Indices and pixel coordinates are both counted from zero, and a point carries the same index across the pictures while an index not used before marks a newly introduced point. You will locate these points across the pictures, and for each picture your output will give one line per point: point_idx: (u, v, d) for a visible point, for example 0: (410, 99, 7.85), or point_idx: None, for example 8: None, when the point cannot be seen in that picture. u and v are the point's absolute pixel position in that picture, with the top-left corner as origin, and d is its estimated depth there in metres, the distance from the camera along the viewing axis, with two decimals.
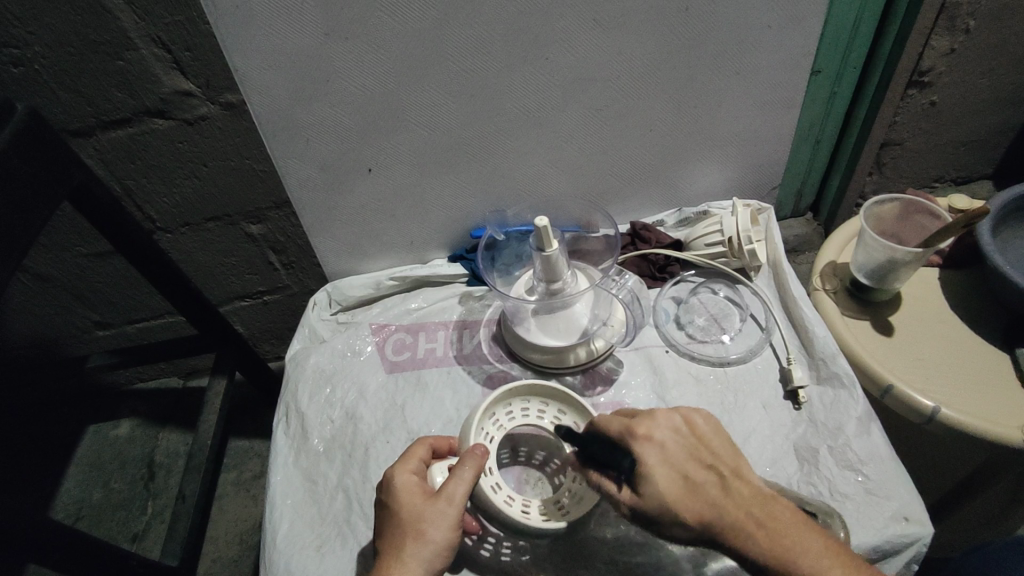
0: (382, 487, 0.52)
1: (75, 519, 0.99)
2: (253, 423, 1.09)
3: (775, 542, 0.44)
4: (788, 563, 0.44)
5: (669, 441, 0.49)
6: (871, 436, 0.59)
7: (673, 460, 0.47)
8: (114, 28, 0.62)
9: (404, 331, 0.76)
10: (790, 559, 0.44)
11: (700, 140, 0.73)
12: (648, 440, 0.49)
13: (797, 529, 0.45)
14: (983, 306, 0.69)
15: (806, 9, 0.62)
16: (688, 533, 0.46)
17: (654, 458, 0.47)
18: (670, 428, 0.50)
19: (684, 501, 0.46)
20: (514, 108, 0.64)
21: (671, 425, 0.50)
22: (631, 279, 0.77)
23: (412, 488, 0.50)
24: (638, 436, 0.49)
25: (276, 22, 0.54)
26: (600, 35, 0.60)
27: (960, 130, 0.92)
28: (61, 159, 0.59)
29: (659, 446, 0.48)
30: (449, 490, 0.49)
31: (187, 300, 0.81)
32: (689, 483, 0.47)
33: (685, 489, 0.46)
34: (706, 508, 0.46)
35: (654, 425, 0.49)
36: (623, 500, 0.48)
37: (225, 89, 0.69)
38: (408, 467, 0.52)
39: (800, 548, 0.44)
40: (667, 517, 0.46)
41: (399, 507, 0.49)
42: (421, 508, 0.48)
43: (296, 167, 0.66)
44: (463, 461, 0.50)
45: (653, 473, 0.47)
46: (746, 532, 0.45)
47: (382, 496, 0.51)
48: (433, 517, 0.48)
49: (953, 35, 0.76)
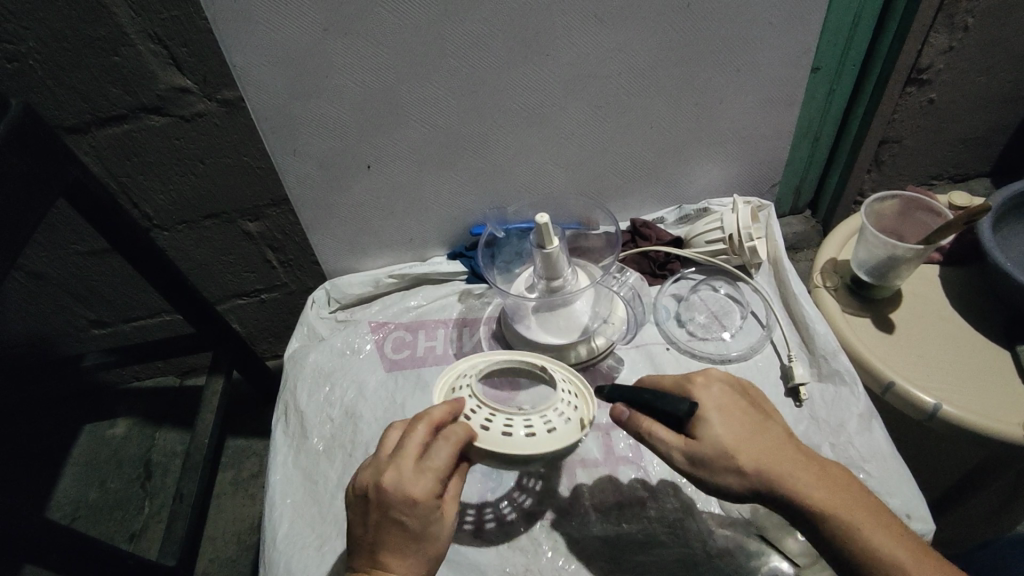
0: (396, 498, 0.45)
1: (71, 519, 0.99)
2: (250, 422, 1.08)
3: (825, 490, 0.44)
4: (842, 517, 0.43)
5: (726, 393, 0.48)
6: (873, 433, 0.59)
7: (730, 408, 0.47)
8: (110, 24, 0.61)
9: (403, 329, 0.76)
10: (842, 509, 0.44)
11: (700, 137, 0.73)
12: (707, 389, 0.48)
13: (846, 490, 0.45)
14: (983, 303, 0.69)
15: (806, 6, 0.62)
16: (743, 478, 0.44)
17: (715, 404, 0.47)
18: (725, 383, 0.50)
19: (743, 445, 0.45)
20: (514, 105, 0.64)
21: (725, 381, 0.50)
22: (631, 276, 0.77)
23: (437, 497, 0.47)
24: (694, 383, 0.49)
25: (274, 17, 0.53)
26: (601, 31, 0.59)
27: (959, 128, 0.92)
28: (55, 154, 0.58)
29: (718, 396, 0.48)
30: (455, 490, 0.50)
31: (183, 297, 0.80)
32: (745, 428, 0.46)
33: (744, 435, 0.46)
34: (761, 450, 0.45)
35: (711, 378, 0.50)
36: (676, 444, 0.46)
37: (222, 86, 0.68)
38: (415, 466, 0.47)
39: (850, 503, 0.44)
40: (724, 462, 0.45)
41: (426, 518, 0.46)
42: (441, 513, 0.47)
43: (295, 163, 0.66)
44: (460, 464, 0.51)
45: (712, 417, 0.46)
46: (801, 477, 0.44)
47: (400, 510, 0.45)
48: (449, 520, 0.48)
49: (951, 32, 0.76)
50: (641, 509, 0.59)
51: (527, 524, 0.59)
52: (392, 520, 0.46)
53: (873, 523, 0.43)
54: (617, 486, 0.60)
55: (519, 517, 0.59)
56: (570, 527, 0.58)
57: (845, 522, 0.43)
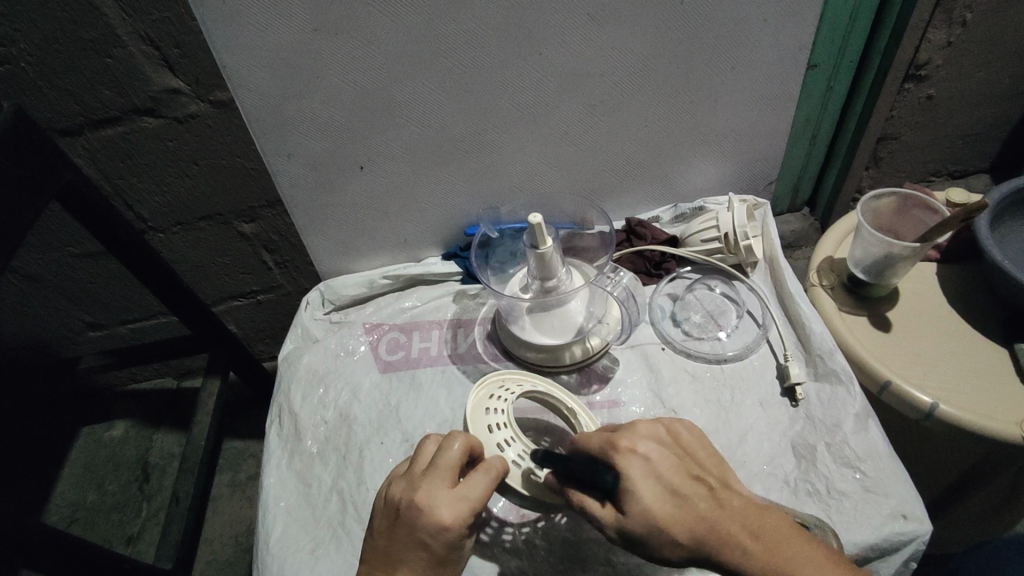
0: (430, 521, 0.47)
1: (69, 522, 0.99)
2: (248, 423, 1.08)
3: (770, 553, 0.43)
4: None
5: (653, 453, 0.48)
6: (870, 433, 0.59)
7: (657, 472, 0.47)
8: (101, 26, 0.61)
9: (398, 330, 0.76)
10: (790, 568, 0.42)
11: (695, 136, 0.73)
12: (631, 452, 0.48)
13: (794, 541, 0.43)
14: (980, 301, 0.69)
15: (802, 2, 0.62)
16: (677, 550, 0.45)
17: (638, 472, 0.46)
18: (653, 440, 0.49)
19: (670, 517, 0.44)
20: (507, 105, 0.64)
21: (652, 438, 0.50)
22: (626, 276, 0.76)
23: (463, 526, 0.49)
24: (618, 449, 0.48)
25: (265, 18, 0.53)
26: (594, 31, 0.59)
27: (958, 125, 0.91)
28: (47, 157, 0.58)
29: (643, 460, 0.47)
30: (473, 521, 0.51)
31: (178, 300, 0.80)
32: (672, 495, 0.46)
33: (671, 502, 0.45)
34: (691, 520, 0.44)
35: (637, 438, 0.49)
36: (607, 520, 0.47)
37: (215, 87, 0.68)
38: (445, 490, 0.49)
39: (798, 559, 0.42)
40: (654, 534, 0.45)
41: (451, 545, 0.48)
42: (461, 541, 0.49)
43: (287, 166, 0.65)
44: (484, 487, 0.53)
45: (634, 488, 0.46)
46: (738, 543, 0.43)
47: (428, 533, 0.47)
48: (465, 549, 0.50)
49: (950, 27, 0.75)
50: None
51: (522, 526, 0.58)
52: (419, 542, 0.47)
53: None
54: None
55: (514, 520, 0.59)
56: (565, 528, 0.58)
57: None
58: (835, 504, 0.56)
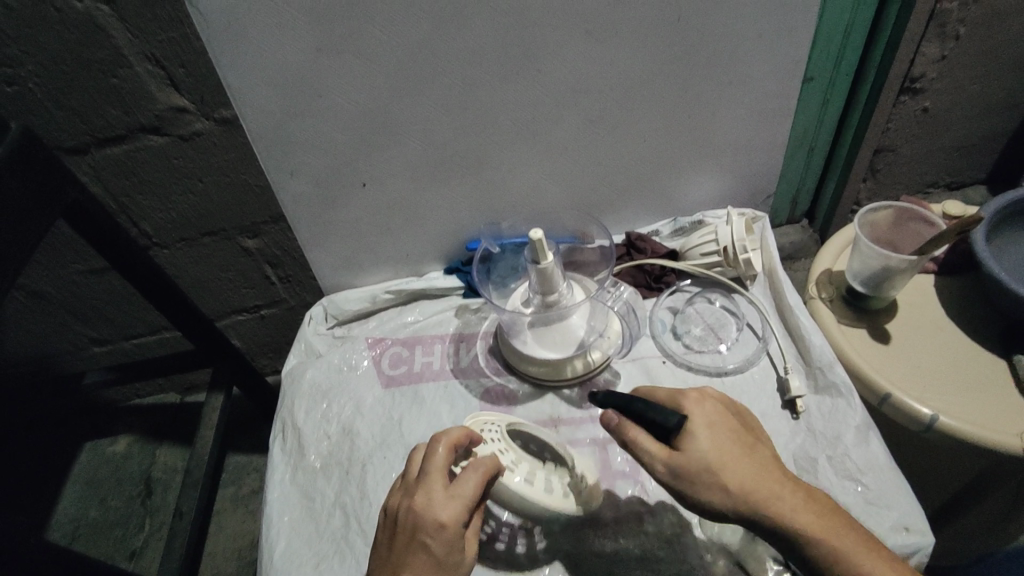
0: (425, 523, 0.47)
1: (71, 538, 0.99)
2: (250, 438, 1.08)
3: (809, 511, 0.46)
4: (819, 536, 0.45)
5: (716, 409, 0.50)
6: (871, 446, 0.59)
7: (721, 423, 0.49)
8: (108, 46, 0.62)
9: (400, 345, 0.76)
10: (824, 532, 0.45)
11: (694, 150, 0.73)
12: (698, 404, 0.50)
13: (825, 511, 0.47)
14: (978, 312, 0.69)
15: (796, 18, 0.63)
16: (724, 495, 0.46)
17: (704, 422, 0.49)
18: (717, 398, 0.52)
19: (727, 464, 0.47)
20: (507, 121, 0.65)
21: (715, 396, 0.52)
22: (626, 291, 0.77)
23: (461, 526, 0.48)
24: (687, 396, 0.51)
25: (269, 38, 0.54)
26: (593, 48, 0.60)
27: (954, 136, 0.92)
28: (54, 176, 0.59)
29: (708, 413, 0.50)
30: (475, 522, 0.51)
31: (182, 315, 0.80)
32: (732, 446, 0.48)
33: (731, 454, 0.47)
34: (746, 470, 0.47)
35: (704, 393, 0.52)
36: (659, 455, 0.48)
37: (220, 105, 0.68)
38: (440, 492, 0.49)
39: (829, 524, 0.46)
40: (707, 478, 0.47)
41: (453, 546, 0.48)
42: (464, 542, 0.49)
43: (291, 182, 0.66)
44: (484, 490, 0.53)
45: (700, 431, 0.48)
46: (784, 498, 0.46)
47: (426, 536, 0.47)
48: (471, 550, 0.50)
49: (943, 40, 0.76)
50: (638, 523, 0.59)
51: (525, 540, 0.59)
52: (419, 545, 0.47)
53: (850, 541, 0.45)
54: (614, 502, 0.60)
55: (517, 535, 0.59)
56: (568, 542, 0.58)
57: (821, 542, 0.45)
58: None
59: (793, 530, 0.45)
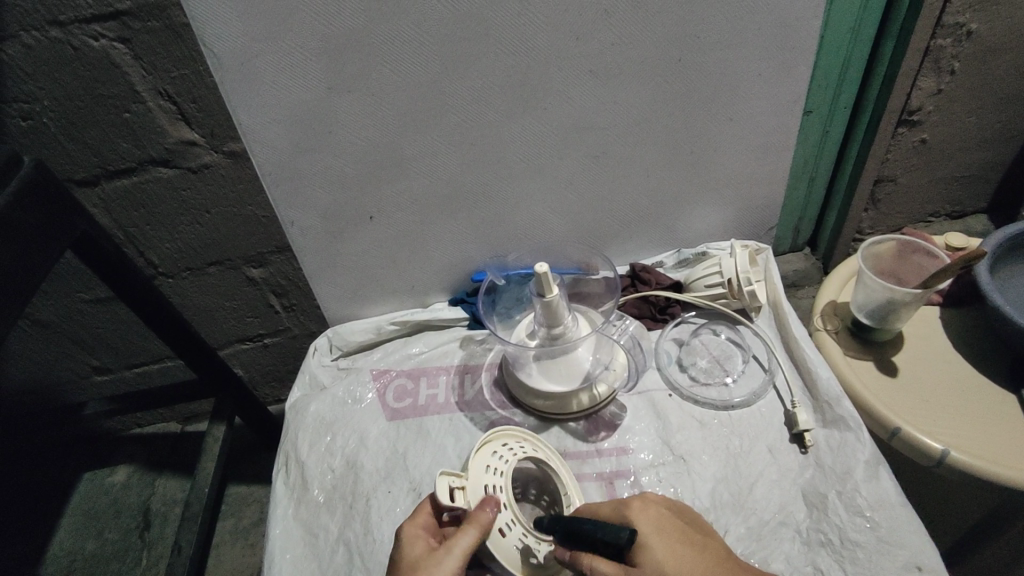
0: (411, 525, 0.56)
1: (67, 572, 0.97)
2: (251, 468, 1.07)
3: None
4: None
5: (659, 515, 0.51)
6: (881, 481, 0.59)
7: (668, 528, 0.50)
8: (122, 82, 0.64)
9: (405, 376, 0.76)
10: None
11: (696, 183, 0.74)
12: (640, 510, 0.51)
13: None
14: (985, 345, 0.69)
15: (795, 58, 0.64)
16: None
17: (649, 529, 0.50)
18: (663, 507, 0.53)
19: (683, 564, 0.47)
20: (513, 157, 0.66)
21: (660, 506, 0.53)
22: (631, 324, 0.77)
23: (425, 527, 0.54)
24: (630, 507, 0.52)
25: (280, 78, 0.55)
26: (596, 86, 0.61)
27: (953, 168, 0.93)
28: (64, 209, 0.60)
29: (653, 517, 0.51)
30: (461, 532, 0.51)
31: (185, 345, 0.80)
32: (685, 549, 0.48)
33: (682, 555, 0.48)
34: (705, 572, 0.47)
35: (648, 505, 0.52)
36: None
37: (228, 138, 0.70)
38: (427, 522, 0.54)
39: None
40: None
41: (416, 555, 0.51)
42: (430, 552, 0.50)
43: (298, 215, 0.67)
44: (483, 501, 0.53)
45: (649, 539, 0.49)
46: None
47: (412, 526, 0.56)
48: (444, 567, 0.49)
49: (939, 76, 0.78)
50: None
51: None
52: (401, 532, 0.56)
53: None
54: None
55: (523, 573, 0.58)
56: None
57: None
58: (849, 554, 0.55)
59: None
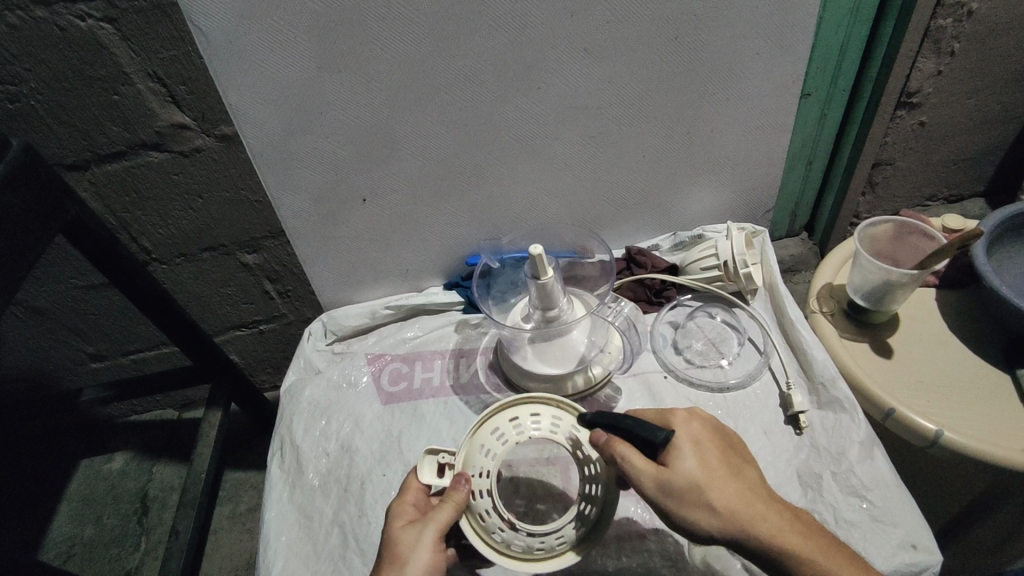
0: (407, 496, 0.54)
1: (65, 557, 0.97)
2: (248, 454, 1.07)
3: (795, 534, 0.45)
4: (806, 561, 0.44)
5: (702, 430, 0.49)
6: (875, 462, 0.59)
7: (708, 441, 0.48)
8: (109, 64, 0.62)
9: (400, 360, 0.76)
10: (810, 554, 0.44)
11: (693, 164, 0.74)
12: (684, 421, 0.49)
13: (817, 539, 0.45)
14: (980, 327, 0.69)
15: (793, 36, 0.63)
16: (712, 517, 0.45)
17: (688, 440, 0.47)
18: (707, 421, 0.50)
19: (715, 482, 0.45)
20: (506, 137, 0.65)
21: (705, 420, 0.50)
22: (627, 305, 0.77)
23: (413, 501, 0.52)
24: (675, 415, 0.50)
25: (269, 57, 0.54)
26: (591, 65, 0.60)
27: (952, 151, 0.93)
28: (53, 192, 0.59)
29: (694, 430, 0.48)
30: (438, 509, 0.50)
31: (179, 331, 0.80)
32: (720, 465, 0.47)
33: (715, 471, 0.46)
34: (733, 490, 0.46)
35: (693, 416, 0.50)
36: (650, 477, 0.46)
37: (220, 121, 0.69)
38: (415, 497, 0.53)
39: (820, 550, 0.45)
40: (694, 498, 0.45)
41: (399, 529, 0.50)
42: (410, 529, 0.49)
43: (291, 198, 0.66)
44: (456, 478, 0.51)
45: (686, 449, 0.47)
46: (769, 516, 0.45)
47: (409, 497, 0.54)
48: (422, 547, 0.48)
49: (939, 57, 0.77)
50: (641, 542, 0.59)
51: None
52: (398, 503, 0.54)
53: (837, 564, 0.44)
54: (618, 520, 0.61)
55: None
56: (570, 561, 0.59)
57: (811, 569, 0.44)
58: (844, 534, 0.55)
59: (789, 556, 0.44)
